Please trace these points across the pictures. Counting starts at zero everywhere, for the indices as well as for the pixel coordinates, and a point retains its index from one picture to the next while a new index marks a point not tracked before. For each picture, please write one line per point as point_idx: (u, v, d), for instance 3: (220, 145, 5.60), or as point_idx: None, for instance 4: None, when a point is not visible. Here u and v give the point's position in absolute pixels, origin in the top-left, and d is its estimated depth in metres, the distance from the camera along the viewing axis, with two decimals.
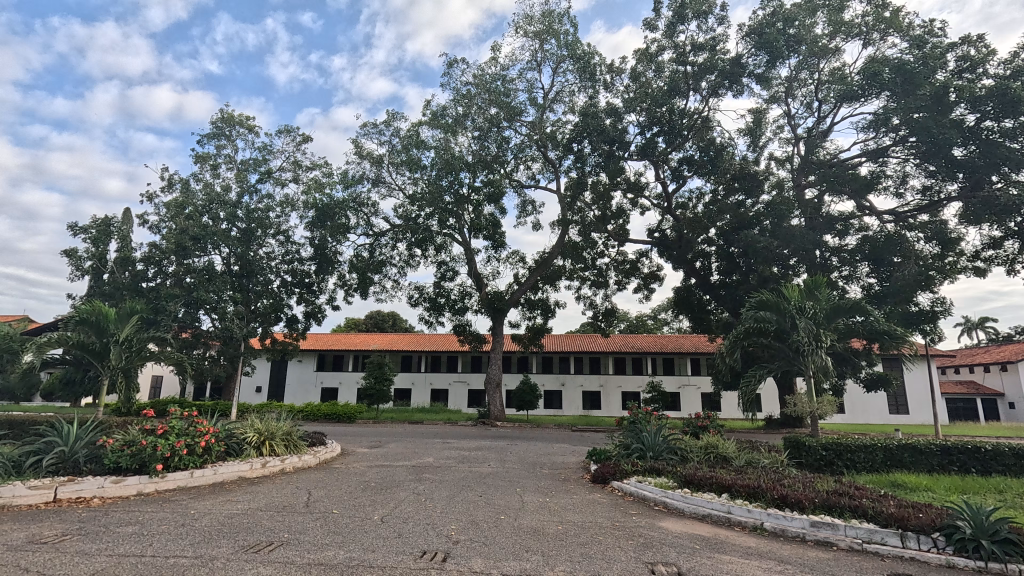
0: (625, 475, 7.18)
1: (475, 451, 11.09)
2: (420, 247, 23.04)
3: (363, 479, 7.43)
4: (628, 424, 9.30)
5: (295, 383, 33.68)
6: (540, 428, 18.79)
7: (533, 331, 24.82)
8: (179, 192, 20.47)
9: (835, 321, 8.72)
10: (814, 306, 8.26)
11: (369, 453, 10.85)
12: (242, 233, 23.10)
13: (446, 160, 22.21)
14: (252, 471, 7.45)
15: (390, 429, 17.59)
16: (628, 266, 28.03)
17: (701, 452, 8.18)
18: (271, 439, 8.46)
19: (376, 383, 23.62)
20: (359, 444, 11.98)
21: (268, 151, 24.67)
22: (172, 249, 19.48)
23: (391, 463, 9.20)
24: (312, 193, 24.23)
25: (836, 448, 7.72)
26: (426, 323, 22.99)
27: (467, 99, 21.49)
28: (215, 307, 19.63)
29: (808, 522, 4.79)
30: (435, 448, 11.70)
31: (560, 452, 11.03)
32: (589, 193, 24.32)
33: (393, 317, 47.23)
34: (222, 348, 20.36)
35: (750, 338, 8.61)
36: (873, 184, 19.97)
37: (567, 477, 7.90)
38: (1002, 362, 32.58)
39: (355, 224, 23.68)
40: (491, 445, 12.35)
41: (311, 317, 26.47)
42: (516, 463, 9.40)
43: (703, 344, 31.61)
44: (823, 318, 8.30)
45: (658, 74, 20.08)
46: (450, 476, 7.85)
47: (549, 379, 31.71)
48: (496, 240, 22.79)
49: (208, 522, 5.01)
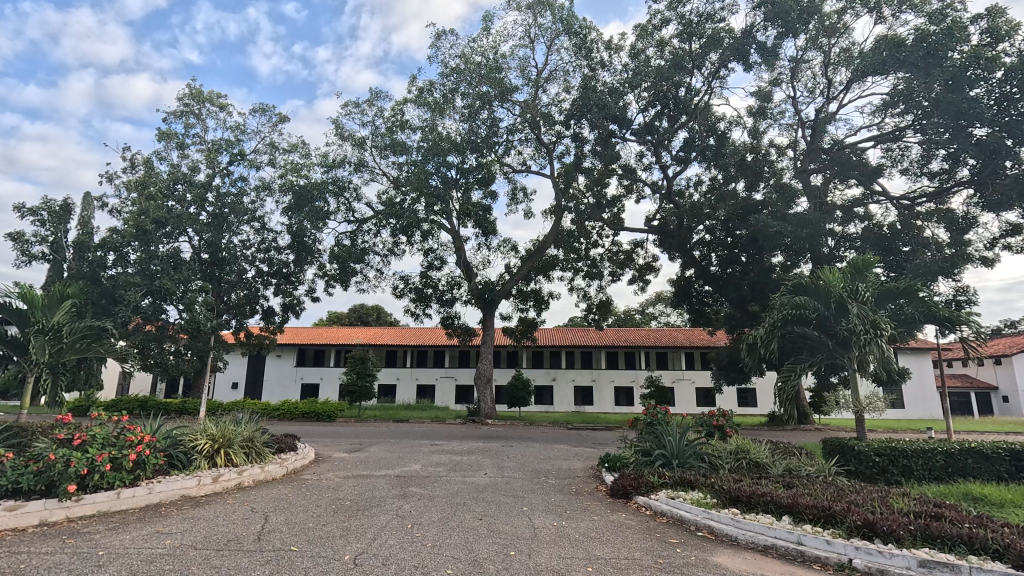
0: (651, 489, 6.03)
1: (468, 455, 9.87)
2: (406, 235, 21.70)
3: (336, 496, 6.16)
4: (645, 426, 8.15)
5: (273, 380, 32.09)
6: (535, 426, 17.62)
7: (525, 324, 23.64)
8: (141, 172, 18.80)
9: (886, 306, 7.66)
10: (866, 288, 7.18)
11: (347, 459, 9.56)
12: (214, 219, 21.53)
13: (433, 142, 20.86)
14: (200, 487, 6.12)
15: (374, 428, 16.28)
16: (623, 257, 26.99)
17: (733, 459, 7.07)
18: (227, 447, 7.13)
19: (359, 379, 22.17)
20: (337, 448, 10.67)
21: (241, 132, 23.07)
22: (133, 234, 17.85)
23: (372, 473, 7.96)
24: (290, 177, 22.70)
25: (889, 454, 6.66)
26: (412, 316, 21.69)
27: (457, 75, 20.01)
28: (181, 297, 18.08)
29: (915, 561, 3.70)
30: (422, 452, 10.46)
31: (563, 457, 9.85)
32: (584, 179, 23.18)
33: (377, 311, 45.77)
34: (190, 343, 18.81)
35: (786, 328, 7.52)
36: (881, 170, 19.14)
37: (578, 490, 6.70)
38: (996, 356, 32.33)
39: (336, 210, 22.22)
40: (485, 448, 11.15)
41: (290, 310, 24.96)
42: (516, 470, 8.22)
43: (697, 338, 30.78)
44: (874, 303, 7.24)
45: (659, 50, 18.92)
46: (441, 490, 6.61)
47: (540, 374, 30.55)
48: (487, 228, 21.51)
49: (115, 570, 3.66)
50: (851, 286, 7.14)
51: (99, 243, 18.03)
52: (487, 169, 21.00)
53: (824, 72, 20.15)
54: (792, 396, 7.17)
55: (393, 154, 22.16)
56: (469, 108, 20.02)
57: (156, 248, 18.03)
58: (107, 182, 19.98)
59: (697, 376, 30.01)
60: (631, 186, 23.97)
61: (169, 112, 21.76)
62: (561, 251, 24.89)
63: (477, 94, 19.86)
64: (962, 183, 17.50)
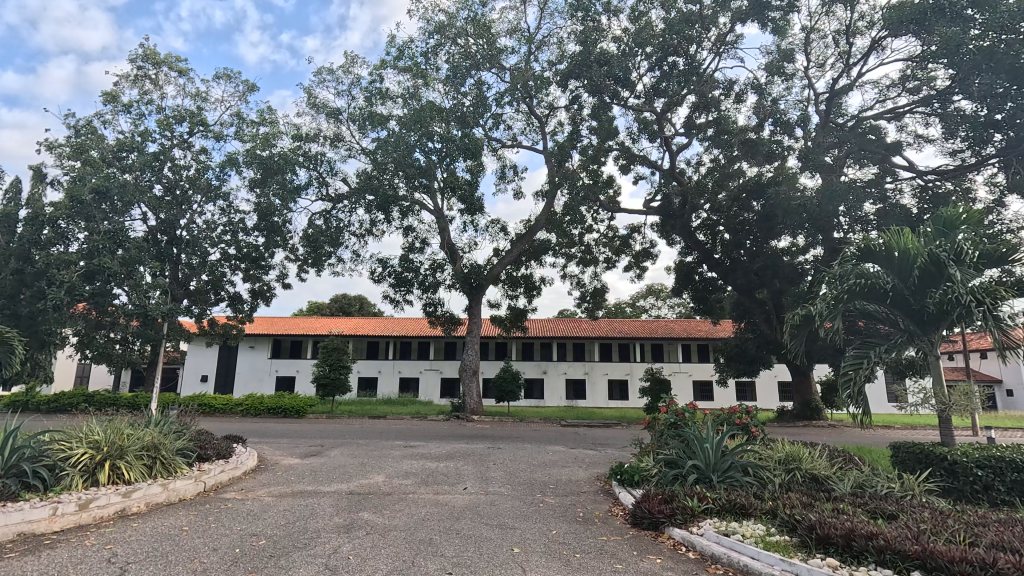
0: (692, 519, 4.35)
1: (446, 461, 8.14)
2: (384, 213, 19.79)
3: (253, 529, 4.41)
4: (667, 429, 6.53)
5: (245, 373, 30.08)
6: (524, 424, 16.02)
7: (514, 312, 21.91)
8: (81, 137, 16.61)
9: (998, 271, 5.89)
10: (971, 246, 5.51)
11: (296, 467, 7.78)
12: (172, 195, 19.48)
13: (414, 111, 18.89)
14: (54, 520, 4.30)
15: (344, 427, 14.51)
16: (620, 243, 25.40)
17: (785, 474, 5.47)
18: (116, 458, 5.31)
19: (332, 371, 20.20)
20: (287, 453, 8.89)
21: (203, 100, 21.04)
22: (67, 205, 15.66)
23: (322, 488, 6.25)
24: (256, 149, 20.67)
25: (995, 466, 5.04)
26: (392, 302, 19.84)
27: (440, 33, 18.07)
28: (126, 278, 16.02)
29: None
30: (392, 456, 8.78)
31: (560, 463, 8.20)
32: (579, 157, 21.53)
33: (359, 301, 43.95)
34: (138, 330, 16.79)
35: (850, 304, 6.02)
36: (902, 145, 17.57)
37: (588, 516, 5.00)
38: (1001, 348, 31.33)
39: (307, 185, 20.29)
40: (467, 451, 9.51)
41: (259, 297, 22.98)
42: (505, 483, 6.53)
43: (695, 329, 29.39)
44: (982, 266, 5.57)
45: (663, 10, 17.13)
46: (401, 518, 4.85)
47: (529, 367, 28.91)
48: (473, 206, 19.66)
49: None
50: (944, 248, 5.52)
51: (30, 217, 15.87)
52: (473, 141, 19.05)
53: (840, 40, 18.57)
54: (864, 390, 5.56)
55: (369, 126, 20.21)
56: (453, 69, 18.07)
57: (98, 222, 15.87)
58: (47, 150, 17.76)
59: (693, 368, 28.63)
60: (628, 164, 22.33)
61: (120, 74, 19.53)
62: (552, 236, 23.24)
63: (463, 54, 17.92)
64: (988, 160, 16.09)
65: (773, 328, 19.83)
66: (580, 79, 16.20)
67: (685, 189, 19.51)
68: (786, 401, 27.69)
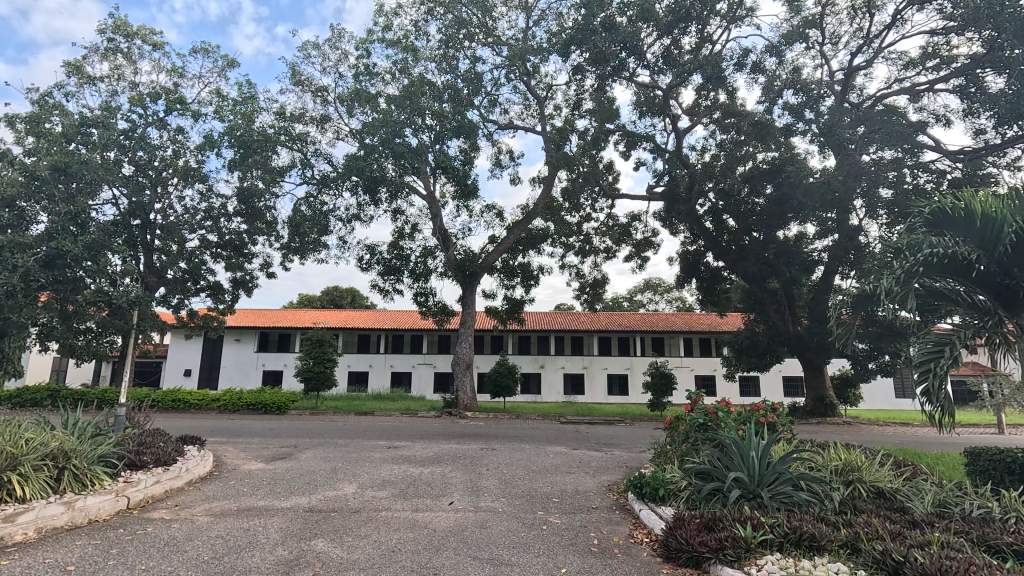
0: (749, 559, 3.26)
1: (431, 467, 7.02)
2: (371, 196, 18.53)
3: (160, 571, 3.27)
4: (693, 433, 5.47)
5: (230, 367, 28.85)
6: (520, 422, 14.91)
7: (510, 303, 20.80)
8: (40, 109, 15.29)
9: None
10: None
11: (257, 474, 6.68)
12: (146, 176, 18.26)
13: (405, 88, 17.72)
14: None
15: (324, 425, 13.36)
16: (620, 232, 24.34)
17: (845, 493, 4.41)
18: (6, 469, 4.19)
19: (316, 365, 19.03)
20: (251, 457, 7.78)
21: (180, 77, 19.78)
22: (20, 182, 14.31)
23: (278, 502, 5.12)
24: (236, 127, 19.42)
25: None
26: (381, 292, 18.68)
27: (431, 3, 16.88)
28: (89, 262, 14.72)
29: None
30: (370, 460, 7.66)
31: (563, 469, 7.08)
32: (579, 140, 20.38)
33: (351, 294, 42.87)
34: (105, 320, 15.54)
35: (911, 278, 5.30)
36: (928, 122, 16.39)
37: (606, 547, 3.90)
38: None
39: (290, 167, 19.05)
40: (457, 453, 8.40)
41: (241, 287, 21.80)
42: (501, 495, 5.45)
43: (697, 322, 28.41)
44: None
45: None
46: (364, 549, 3.75)
47: (526, 361, 27.89)
48: (467, 190, 18.49)
49: None
50: None
51: None
52: (468, 120, 17.89)
53: (858, 14, 17.49)
54: (945, 390, 4.50)
55: (356, 104, 18.95)
56: (445, 41, 16.86)
57: (57, 202, 14.62)
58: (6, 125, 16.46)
59: (696, 362, 27.64)
60: (630, 148, 21.24)
61: (88, 46, 18.18)
62: (550, 224, 22.14)
63: (457, 24, 16.70)
64: (1017, 141, 15.07)
65: (785, 321, 18.89)
66: (582, 50, 15.01)
67: (693, 171, 18.40)
68: (791, 396, 26.86)
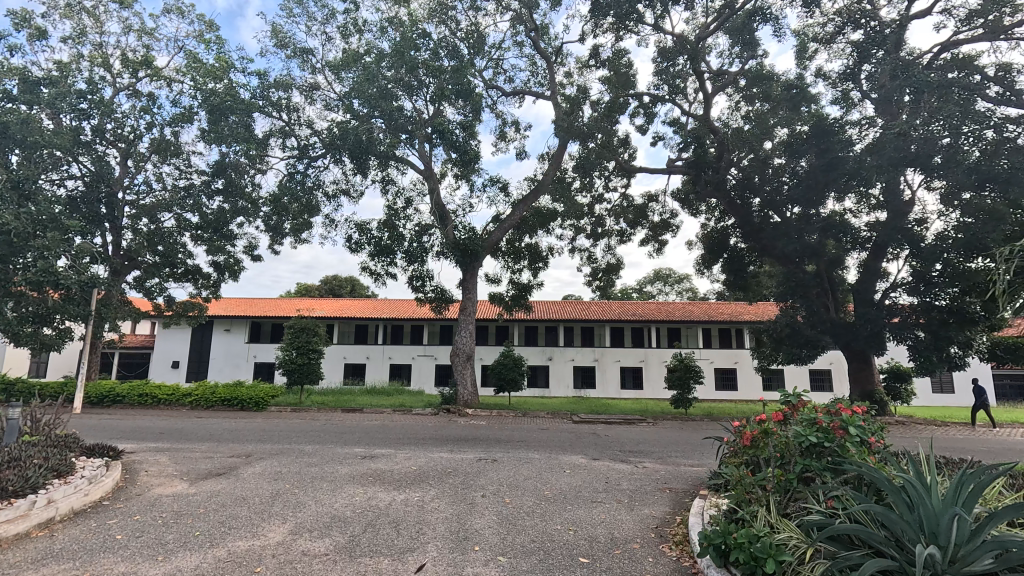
0: None
1: (408, 493, 5.14)
2: (360, 166, 16.62)
3: None
4: (800, 458, 3.54)
5: (219, 357, 27.21)
6: (526, 421, 13.04)
7: (516, 288, 18.93)
8: None
9: None
10: None
11: (168, 501, 4.86)
12: (115, 148, 16.59)
13: (396, 45, 15.69)
14: None
15: (299, 424, 11.54)
16: (636, 212, 22.33)
17: None
18: None
19: (301, 356, 17.26)
20: (176, 473, 5.94)
21: (151, 39, 17.95)
22: None
23: (150, 566, 3.24)
24: (210, 91, 17.51)
25: None
26: (373, 275, 16.83)
27: None
28: (34, 236, 12.91)
29: None
30: (330, 479, 5.80)
31: (588, 495, 5.20)
32: (592, 107, 18.34)
33: (351, 283, 41.22)
34: (61, 304, 13.51)
35: None
36: (1004, 75, 13.97)
37: None
38: None
39: (272, 138, 17.20)
40: (446, 468, 6.52)
41: (225, 272, 20.07)
42: (500, 553, 3.53)
43: (718, 312, 26.38)
44: None
45: None
46: None
47: (533, 352, 26.04)
48: (466, 160, 16.53)
49: None
50: None
51: None
52: (467, 79, 15.83)
53: None
54: None
55: (342, 65, 16.91)
56: None
57: None
58: None
59: (716, 354, 25.69)
60: (648, 118, 19.14)
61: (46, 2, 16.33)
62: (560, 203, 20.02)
63: None
64: None
65: (826, 308, 16.85)
66: None
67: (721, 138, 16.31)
68: (820, 390, 24.85)
